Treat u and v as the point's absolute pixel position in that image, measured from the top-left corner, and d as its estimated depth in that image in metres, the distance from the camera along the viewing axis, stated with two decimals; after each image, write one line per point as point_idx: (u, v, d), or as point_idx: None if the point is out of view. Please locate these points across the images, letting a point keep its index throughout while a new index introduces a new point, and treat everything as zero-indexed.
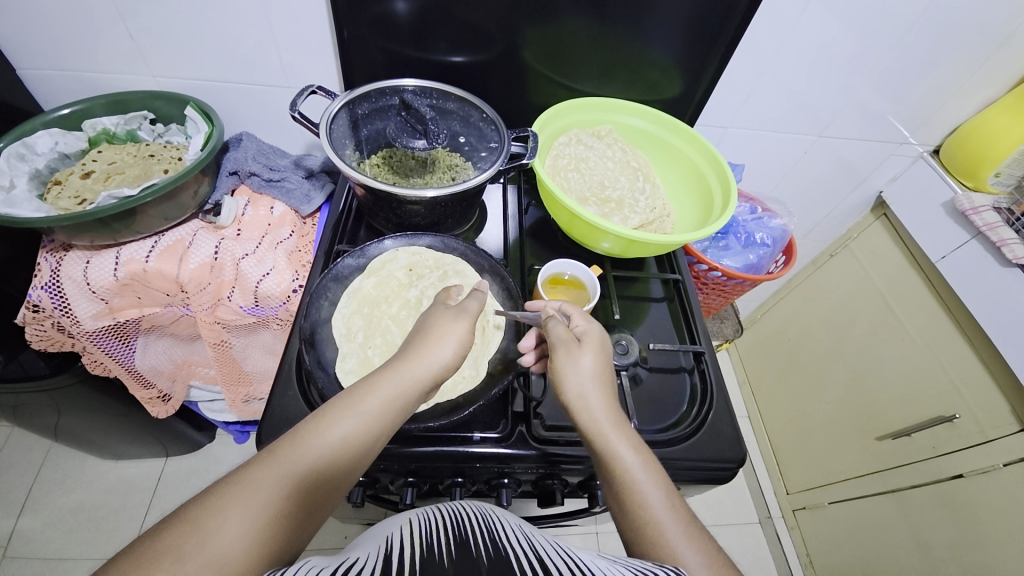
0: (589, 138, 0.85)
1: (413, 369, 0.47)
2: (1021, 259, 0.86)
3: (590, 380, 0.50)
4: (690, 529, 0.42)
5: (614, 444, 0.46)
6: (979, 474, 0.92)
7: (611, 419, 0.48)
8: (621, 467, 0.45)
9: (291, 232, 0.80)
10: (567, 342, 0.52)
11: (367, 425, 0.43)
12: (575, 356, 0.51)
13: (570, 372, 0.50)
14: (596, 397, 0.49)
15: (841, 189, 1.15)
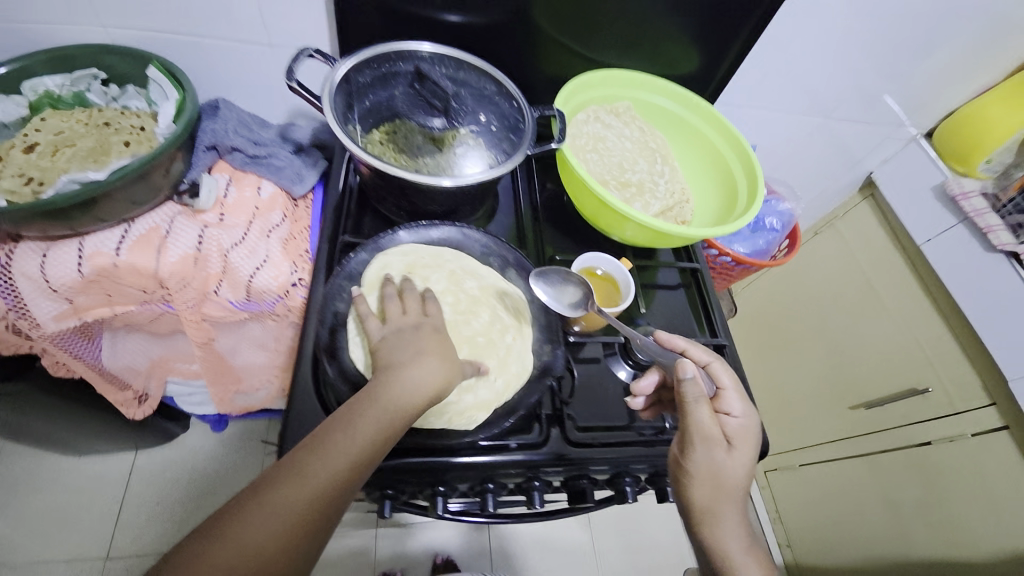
0: (607, 115, 0.80)
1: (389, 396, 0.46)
2: (1006, 245, 0.91)
3: (728, 480, 0.52)
4: None
5: (731, 543, 0.51)
6: (946, 441, 1.01)
7: (739, 541, 0.51)
8: (732, 565, 0.50)
9: (283, 217, 0.71)
10: (714, 438, 0.51)
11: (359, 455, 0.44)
12: (716, 452, 0.51)
13: (709, 471, 0.51)
14: (726, 504, 0.51)
15: (835, 170, 1.16)
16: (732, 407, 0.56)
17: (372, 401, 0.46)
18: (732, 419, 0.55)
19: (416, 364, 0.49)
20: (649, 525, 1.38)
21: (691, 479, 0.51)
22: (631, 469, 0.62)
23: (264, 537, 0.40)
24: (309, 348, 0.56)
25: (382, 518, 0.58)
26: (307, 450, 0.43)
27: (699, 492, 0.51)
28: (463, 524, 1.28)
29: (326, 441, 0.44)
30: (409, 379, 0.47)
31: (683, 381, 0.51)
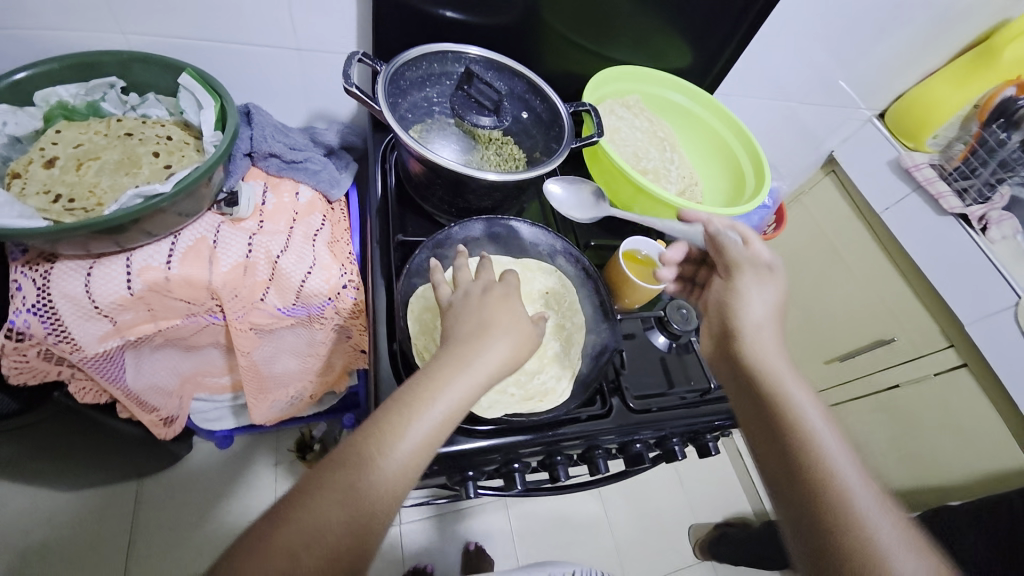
0: (620, 109, 0.85)
1: (465, 361, 0.45)
2: (955, 208, 1.06)
3: (766, 310, 0.54)
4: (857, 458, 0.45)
5: (790, 381, 0.50)
6: (913, 382, 1.16)
7: (786, 371, 0.51)
8: (797, 408, 0.48)
9: (324, 220, 0.72)
10: (754, 265, 0.57)
11: (437, 428, 0.43)
12: (760, 282, 0.56)
13: (749, 302, 0.55)
14: (767, 336, 0.53)
15: (803, 152, 1.28)
16: (764, 248, 0.61)
17: (456, 367, 0.45)
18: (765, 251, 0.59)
19: (489, 334, 0.48)
20: (655, 491, 1.48)
21: (738, 322, 0.54)
22: (677, 431, 0.67)
23: (333, 527, 0.38)
24: (384, 344, 0.59)
25: (467, 498, 0.62)
26: (384, 422, 0.41)
27: (742, 327, 0.54)
28: (484, 512, 1.32)
29: (396, 421, 0.42)
30: (488, 349, 0.47)
31: (715, 234, 0.61)
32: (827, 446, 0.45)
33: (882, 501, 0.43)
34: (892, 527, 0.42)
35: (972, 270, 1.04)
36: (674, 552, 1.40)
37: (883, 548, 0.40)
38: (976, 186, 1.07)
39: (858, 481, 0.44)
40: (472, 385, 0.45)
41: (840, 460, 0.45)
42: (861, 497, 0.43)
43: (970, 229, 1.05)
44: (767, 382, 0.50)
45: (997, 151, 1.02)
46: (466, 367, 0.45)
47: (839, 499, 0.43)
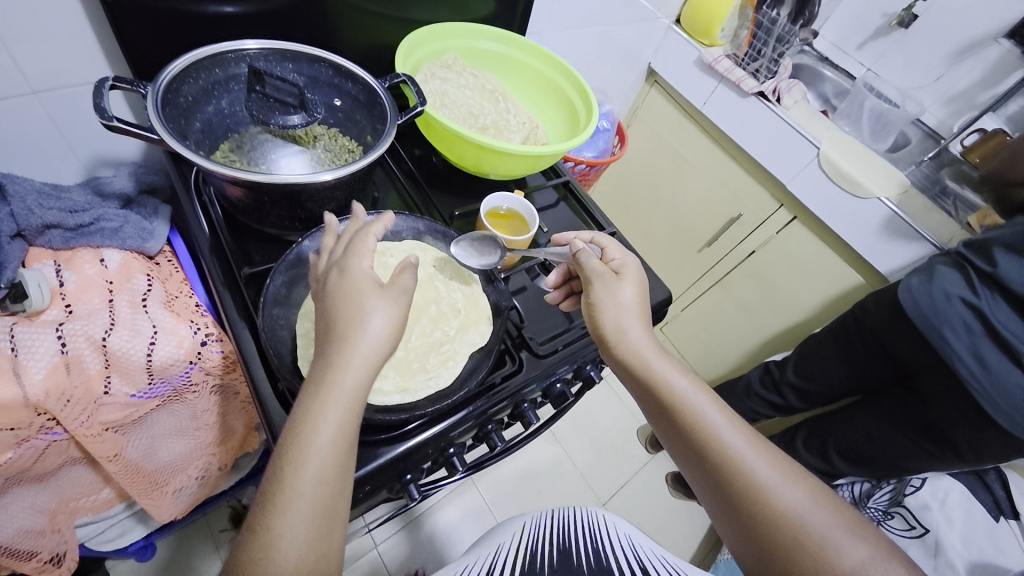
0: (441, 70, 0.82)
1: (355, 346, 0.42)
2: (753, 89, 1.21)
3: (629, 310, 0.56)
4: (726, 413, 0.51)
5: (668, 372, 0.52)
6: (764, 245, 1.34)
7: (654, 352, 0.54)
8: (681, 398, 0.51)
9: (150, 279, 0.63)
10: (603, 274, 0.58)
11: (348, 416, 0.41)
12: (611, 285, 0.57)
13: (609, 299, 0.56)
14: (631, 324, 0.55)
15: (627, 70, 1.37)
16: (615, 252, 0.62)
17: (299, 452, 0.39)
18: (617, 256, 0.62)
19: (364, 311, 0.43)
20: (597, 412, 1.60)
21: (603, 321, 0.56)
22: (587, 359, 0.70)
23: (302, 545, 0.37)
24: (268, 388, 0.53)
25: (416, 500, 0.61)
26: (295, 432, 0.40)
27: (611, 335, 0.55)
28: (454, 499, 1.31)
29: (309, 417, 0.40)
30: (325, 418, 0.40)
31: (576, 251, 0.60)
32: (714, 425, 0.49)
33: (765, 454, 0.48)
34: (779, 472, 0.47)
35: (780, 137, 1.21)
36: (632, 458, 1.54)
37: (777, 497, 0.45)
38: (764, 65, 1.24)
39: (744, 446, 0.48)
40: (329, 452, 0.40)
41: (726, 432, 0.49)
42: (750, 459, 0.47)
43: (768, 101, 1.22)
44: (650, 379, 0.52)
45: (772, 29, 1.18)
46: (311, 440, 0.39)
47: (733, 469, 0.47)
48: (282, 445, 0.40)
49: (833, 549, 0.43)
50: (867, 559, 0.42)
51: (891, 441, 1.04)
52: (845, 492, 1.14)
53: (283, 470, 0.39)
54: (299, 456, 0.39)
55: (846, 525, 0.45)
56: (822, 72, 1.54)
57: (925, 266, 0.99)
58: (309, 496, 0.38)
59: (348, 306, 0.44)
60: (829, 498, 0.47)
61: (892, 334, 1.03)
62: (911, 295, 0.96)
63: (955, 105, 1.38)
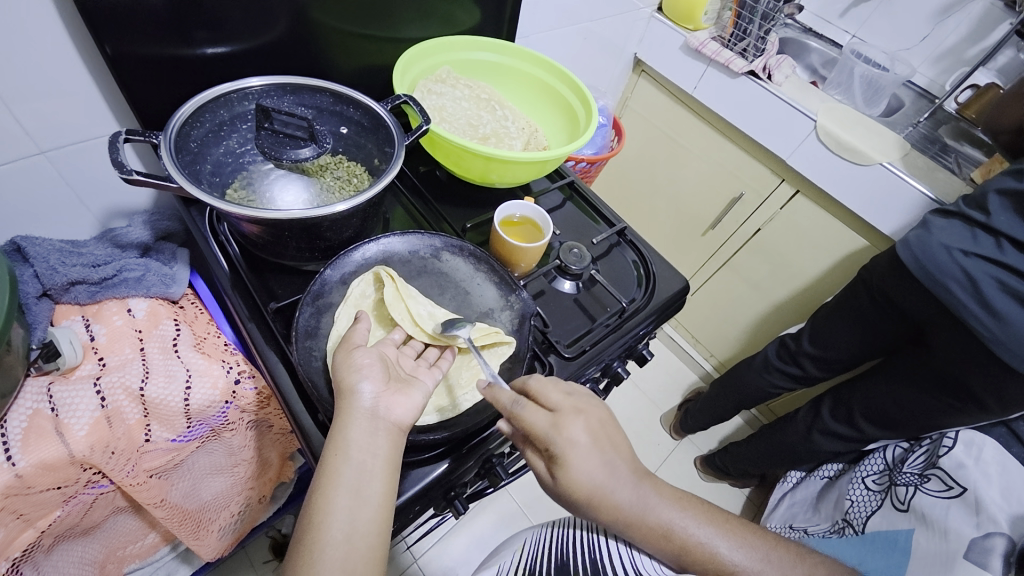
0: (436, 85, 0.83)
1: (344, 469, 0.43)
2: (743, 69, 1.21)
3: (592, 477, 0.47)
4: (726, 531, 0.49)
5: (662, 511, 0.48)
6: (769, 221, 1.34)
7: (637, 486, 0.49)
8: (674, 532, 0.47)
9: (177, 323, 0.63)
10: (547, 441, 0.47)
11: (351, 534, 0.42)
12: (569, 443, 0.47)
13: (575, 463, 0.46)
14: (604, 478, 0.47)
15: (614, 62, 1.37)
16: (552, 396, 0.49)
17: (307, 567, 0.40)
18: (553, 400, 0.49)
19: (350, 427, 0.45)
20: (618, 404, 1.61)
21: (578, 487, 0.47)
22: (612, 356, 0.71)
23: None
24: (308, 419, 0.54)
25: (461, 514, 0.61)
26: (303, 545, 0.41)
27: (586, 498, 0.47)
28: (488, 506, 1.31)
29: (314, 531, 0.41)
30: (341, 493, 0.43)
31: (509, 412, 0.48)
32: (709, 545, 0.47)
33: (764, 557, 0.48)
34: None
35: (774, 112, 1.21)
36: (658, 446, 1.55)
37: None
38: (751, 44, 1.23)
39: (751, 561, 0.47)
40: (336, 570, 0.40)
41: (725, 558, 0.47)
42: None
43: (759, 80, 1.21)
44: (635, 526, 0.48)
45: (756, 8, 1.17)
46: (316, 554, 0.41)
47: None
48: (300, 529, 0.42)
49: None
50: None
51: (919, 404, 1.04)
52: (877, 458, 1.11)
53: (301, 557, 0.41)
54: (318, 539, 0.41)
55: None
56: (808, 44, 1.54)
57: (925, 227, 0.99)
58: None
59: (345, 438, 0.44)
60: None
61: (900, 289, 1.02)
62: (911, 250, 0.98)
63: (945, 63, 1.39)
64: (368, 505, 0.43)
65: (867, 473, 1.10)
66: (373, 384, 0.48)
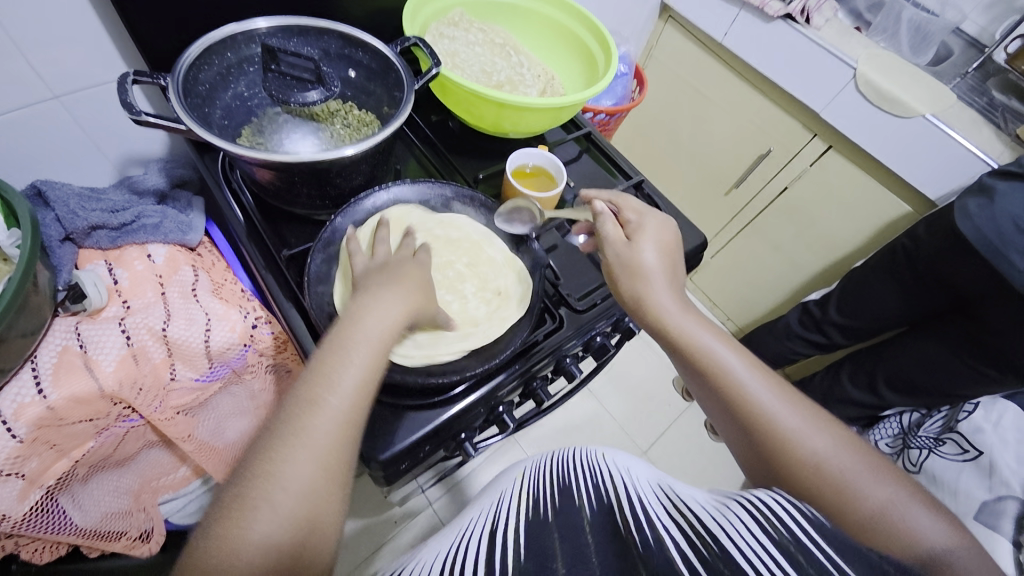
0: (449, 29, 0.80)
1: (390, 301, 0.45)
2: (779, 12, 1.12)
3: (652, 262, 0.55)
4: (755, 368, 0.48)
5: (694, 330, 0.50)
6: (797, 180, 1.28)
7: (678, 306, 0.53)
8: (701, 346, 0.49)
9: (196, 270, 0.65)
10: (614, 241, 0.57)
11: (376, 344, 0.42)
12: (633, 244, 0.56)
13: (628, 257, 0.55)
14: (652, 277, 0.54)
15: (640, 6, 1.28)
16: (631, 212, 0.60)
17: (330, 364, 0.39)
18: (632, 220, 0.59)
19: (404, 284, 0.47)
20: (631, 365, 1.62)
21: (629, 277, 0.55)
22: (625, 311, 0.70)
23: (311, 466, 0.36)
24: None
25: (471, 456, 0.64)
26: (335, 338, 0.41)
27: (633, 282, 0.54)
28: (500, 457, 1.35)
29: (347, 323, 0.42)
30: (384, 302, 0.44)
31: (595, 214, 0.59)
32: (733, 369, 0.47)
33: (790, 403, 0.45)
34: (805, 421, 0.44)
35: (809, 61, 1.13)
36: (669, 407, 1.56)
37: (797, 442, 0.43)
38: None
39: (768, 395, 0.46)
40: (357, 372, 0.40)
41: (749, 390, 0.46)
42: (776, 412, 0.44)
43: (796, 24, 1.13)
44: (671, 331, 0.51)
45: None
46: (345, 356, 0.40)
47: (753, 413, 0.45)
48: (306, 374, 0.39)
49: (854, 491, 0.39)
50: (891, 501, 0.39)
51: (942, 364, 1.02)
52: (891, 423, 1.09)
53: (303, 397, 0.38)
54: (332, 365, 0.39)
55: (873, 470, 0.41)
56: None
57: (977, 186, 0.93)
58: (323, 429, 0.37)
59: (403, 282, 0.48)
60: (852, 444, 0.43)
61: (947, 264, 0.98)
62: (972, 222, 0.90)
63: (997, 9, 1.28)
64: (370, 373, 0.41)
65: (881, 437, 1.09)
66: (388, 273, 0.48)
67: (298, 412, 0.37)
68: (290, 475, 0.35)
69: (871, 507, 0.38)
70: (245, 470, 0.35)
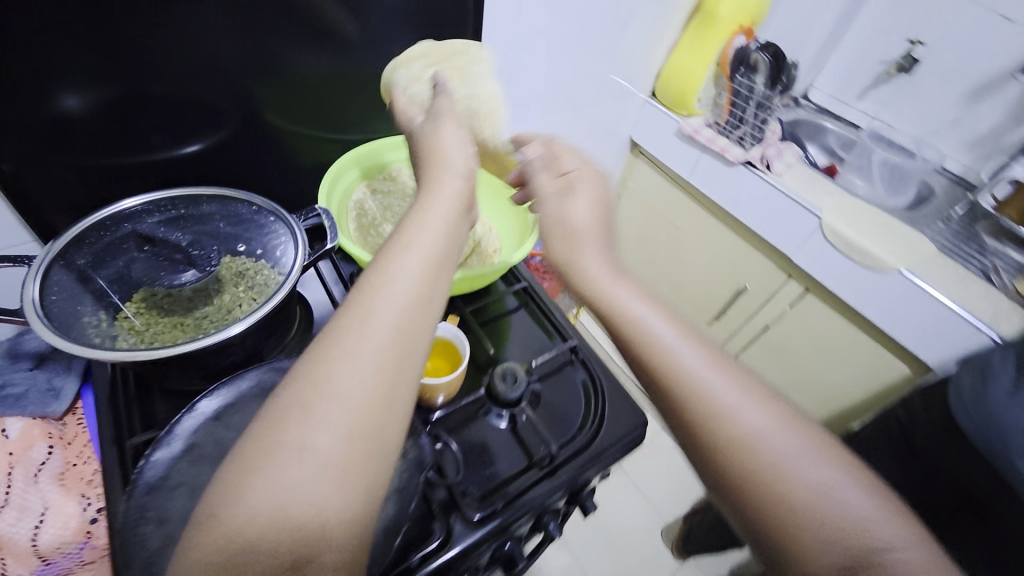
0: (383, 183, 0.81)
1: (426, 222, 0.41)
2: (738, 158, 1.12)
3: (586, 220, 0.54)
4: (691, 338, 0.40)
5: (619, 296, 0.45)
6: (778, 319, 1.21)
7: (597, 279, 0.47)
8: (630, 314, 0.42)
9: (53, 446, 0.57)
10: (554, 190, 0.57)
11: (423, 271, 0.37)
12: (564, 197, 0.57)
13: (567, 209, 0.55)
14: (584, 241, 0.52)
15: (607, 142, 1.31)
16: (570, 161, 0.60)
17: (364, 304, 0.35)
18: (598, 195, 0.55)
19: (442, 196, 0.44)
20: (612, 510, 1.44)
21: (574, 232, 0.53)
22: (546, 506, 0.64)
23: (311, 457, 0.29)
24: None
25: None
26: (364, 277, 0.36)
27: (563, 235, 0.53)
28: None
29: (381, 261, 0.37)
30: (429, 221, 0.41)
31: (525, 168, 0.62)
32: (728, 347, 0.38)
33: (732, 375, 0.38)
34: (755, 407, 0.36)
35: (773, 205, 1.10)
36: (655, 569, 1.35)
37: (737, 426, 0.35)
38: (749, 132, 1.14)
39: (700, 365, 0.38)
40: (390, 321, 0.34)
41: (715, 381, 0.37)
42: (716, 399, 0.37)
43: (757, 170, 1.12)
44: (598, 303, 0.45)
45: (751, 97, 1.09)
46: (375, 296, 0.35)
47: (684, 387, 0.37)
48: (339, 310, 0.35)
49: (788, 480, 0.33)
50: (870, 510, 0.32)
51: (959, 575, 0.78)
52: None
53: (335, 328, 0.33)
54: (366, 305, 0.35)
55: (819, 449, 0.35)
56: (823, 124, 1.43)
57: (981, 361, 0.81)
58: (360, 364, 0.32)
59: (438, 191, 0.45)
60: (810, 428, 0.37)
61: (944, 450, 0.84)
62: (967, 410, 0.80)
63: (983, 149, 1.24)
64: (419, 307, 0.36)
65: None
66: (449, 212, 0.43)
67: (305, 378, 0.31)
68: (302, 445, 0.29)
69: (812, 515, 0.32)
70: (239, 452, 0.29)
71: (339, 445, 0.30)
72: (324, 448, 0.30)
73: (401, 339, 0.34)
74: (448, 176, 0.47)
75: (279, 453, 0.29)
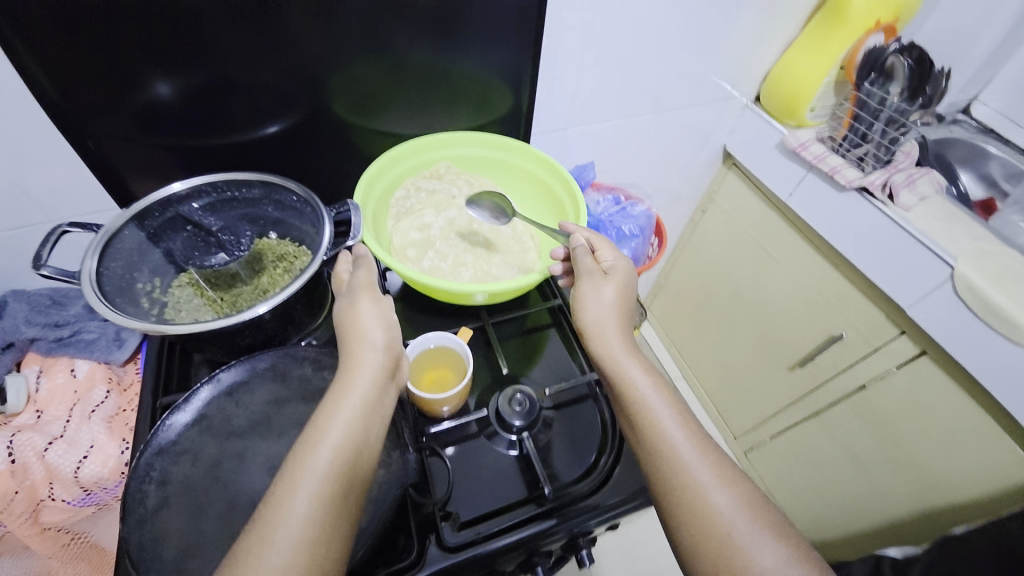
0: (429, 182, 0.80)
1: (360, 351, 0.50)
2: (853, 182, 0.93)
3: (604, 307, 0.57)
4: (674, 412, 0.48)
5: (627, 366, 0.51)
6: (877, 380, 1.01)
7: (621, 347, 0.54)
8: (626, 380, 0.51)
9: (108, 390, 0.66)
10: (591, 273, 0.60)
11: (360, 408, 0.46)
12: (596, 283, 0.59)
13: (590, 297, 0.58)
14: (608, 322, 0.56)
15: (694, 149, 1.17)
16: (609, 253, 0.61)
17: (311, 437, 0.43)
18: (608, 259, 0.61)
19: (384, 318, 0.53)
20: None
21: (582, 322, 0.57)
22: (535, 548, 0.59)
23: (294, 547, 0.38)
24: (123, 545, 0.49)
25: None
26: (320, 410, 0.45)
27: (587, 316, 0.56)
28: None
29: (330, 401, 0.46)
30: (369, 342, 0.50)
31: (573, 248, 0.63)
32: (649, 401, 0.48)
33: (701, 448, 0.45)
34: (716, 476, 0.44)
35: (890, 244, 0.91)
36: None
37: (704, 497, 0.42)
38: (871, 152, 0.95)
39: (681, 440, 0.46)
40: (334, 453, 0.42)
41: (676, 441, 0.46)
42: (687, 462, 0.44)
43: (874, 201, 0.92)
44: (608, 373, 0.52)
45: (880, 112, 0.90)
46: (323, 433, 0.43)
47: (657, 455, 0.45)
48: (297, 445, 0.43)
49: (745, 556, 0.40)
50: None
51: None
52: None
53: (293, 458, 0.42)
54: (315, 441, 0.43)
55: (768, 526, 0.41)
56: (985, 148, 1.12)
57: None
58: (314, 486, 0.40)
59: (365, 315, 0.53)
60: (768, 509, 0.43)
61: None
62: None
63: None
64: (356, 438, 0.44)
65: None
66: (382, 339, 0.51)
67: (280, 488, 0.40)
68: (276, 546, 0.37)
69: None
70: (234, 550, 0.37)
71: (310, 545, 0.38)
72: (298, 547, 0.38)
73: (350, 458, 0.43)
74: (377, 304, 0.54)
75: (264, 551, 0.37)
